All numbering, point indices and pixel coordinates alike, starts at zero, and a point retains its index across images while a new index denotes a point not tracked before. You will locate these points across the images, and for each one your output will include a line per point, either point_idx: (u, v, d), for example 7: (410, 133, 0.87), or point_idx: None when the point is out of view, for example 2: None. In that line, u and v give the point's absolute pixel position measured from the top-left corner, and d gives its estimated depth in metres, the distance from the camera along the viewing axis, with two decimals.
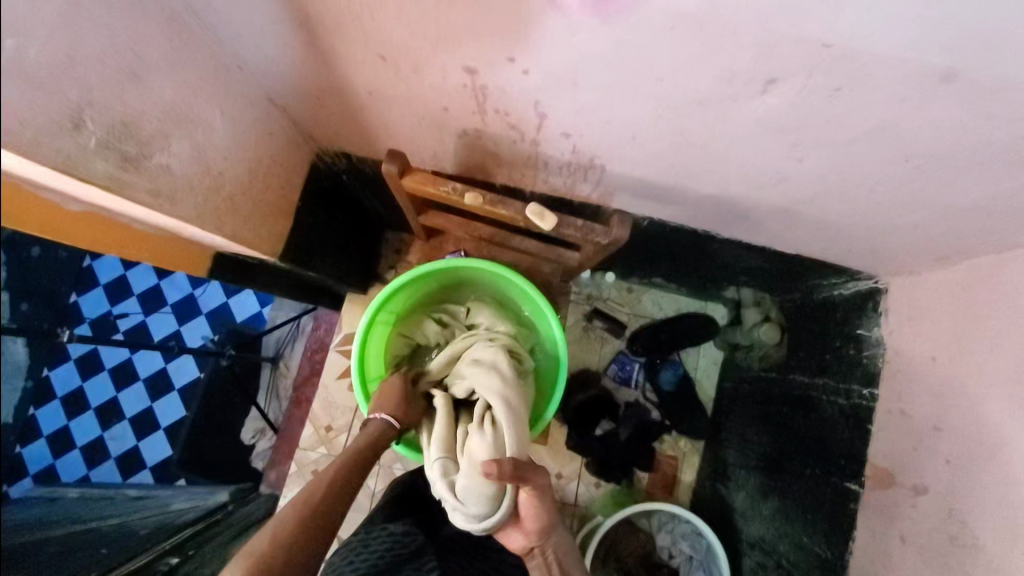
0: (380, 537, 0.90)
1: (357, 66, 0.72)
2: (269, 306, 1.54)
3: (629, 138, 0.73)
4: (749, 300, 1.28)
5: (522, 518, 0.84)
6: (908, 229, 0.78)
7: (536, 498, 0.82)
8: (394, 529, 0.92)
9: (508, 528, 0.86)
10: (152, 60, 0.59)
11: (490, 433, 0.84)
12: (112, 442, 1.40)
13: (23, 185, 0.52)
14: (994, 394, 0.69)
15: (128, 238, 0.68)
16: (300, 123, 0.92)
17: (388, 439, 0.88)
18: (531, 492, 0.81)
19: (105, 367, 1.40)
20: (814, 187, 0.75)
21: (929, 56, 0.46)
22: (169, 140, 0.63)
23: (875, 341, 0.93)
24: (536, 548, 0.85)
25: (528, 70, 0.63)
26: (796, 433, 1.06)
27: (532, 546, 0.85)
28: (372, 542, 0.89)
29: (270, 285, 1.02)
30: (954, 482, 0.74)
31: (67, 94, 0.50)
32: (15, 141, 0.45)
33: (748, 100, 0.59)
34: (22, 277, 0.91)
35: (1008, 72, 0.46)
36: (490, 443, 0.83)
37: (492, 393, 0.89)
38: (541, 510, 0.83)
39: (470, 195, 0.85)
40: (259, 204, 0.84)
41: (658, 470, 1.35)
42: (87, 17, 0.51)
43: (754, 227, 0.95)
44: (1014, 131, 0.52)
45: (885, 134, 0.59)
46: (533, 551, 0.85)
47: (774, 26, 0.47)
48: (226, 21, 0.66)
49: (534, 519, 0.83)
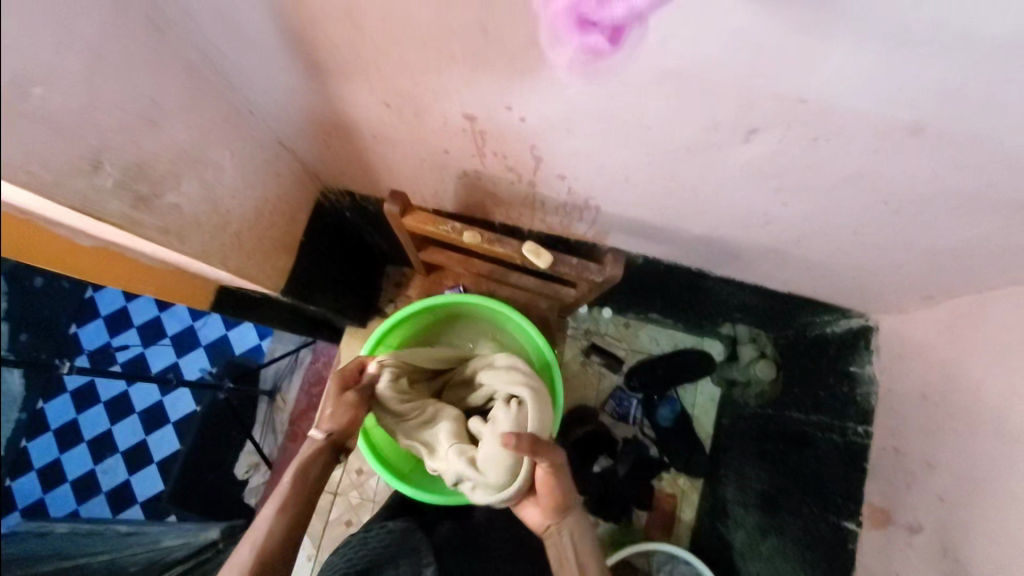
0: (377, 533, 0.91)
1: (362, 112, 0.76)
2: (268, 338, 1.57)
3: (622, 180, 0.76)
4: (744, 337, 1.27)
5: (538, 492, 0.82)
6: (893, 269, 0.80)
7: (555, 474, 0.80)
8: (391, 527, 0.93)
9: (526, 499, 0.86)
10: (169, 105, 0.63)
11: (512, 411, 0.87)
12: (103, 476, 1.34)
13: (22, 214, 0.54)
14: (983, 434, 0.70)
15: (135, 273, 0.71)
16: (306, 162, 0.96)
17: (318, 454, 0.83)
18: (548, 471, 0.80)
19: (101, 400, 1.41)
20: (801, 229, 0.77)
21: (900, 111, 0.49)
22: (180, 180, 0.65)
23: (868, 379, 0.95)
24: (552, 527, 0.84)
25: (525, 118, 0.66)
26: (792, 470, 1.06)
27: (549, 524, 0.84)
28: (371, 539, 0.89)
29: (269, 319, 1.04)
30: (949, 522, 0.74)
31: (87, 138, 0.52)
32: (33, 182, 0.48)
33: (733, 148, 0.62)
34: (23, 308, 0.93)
35: (973, 126, 0.49)
36: (509, 420, 0.86)
37: (510, 379, 0.92)
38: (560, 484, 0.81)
39: (469, 233, 0.87)
40: (264, 240, 0.87)
41: (657, 509, 1.34)
42: (110, 66, 0.54)
43: (745, 266, 0.97)
44: (985, 179, 0.55)
45: (863, 181, 0.62)
46: (550, 527, 0.84)
47: (754, 82, 0.50)
48: (240, 69, 0.70)
49: (552, 496, 0.82)
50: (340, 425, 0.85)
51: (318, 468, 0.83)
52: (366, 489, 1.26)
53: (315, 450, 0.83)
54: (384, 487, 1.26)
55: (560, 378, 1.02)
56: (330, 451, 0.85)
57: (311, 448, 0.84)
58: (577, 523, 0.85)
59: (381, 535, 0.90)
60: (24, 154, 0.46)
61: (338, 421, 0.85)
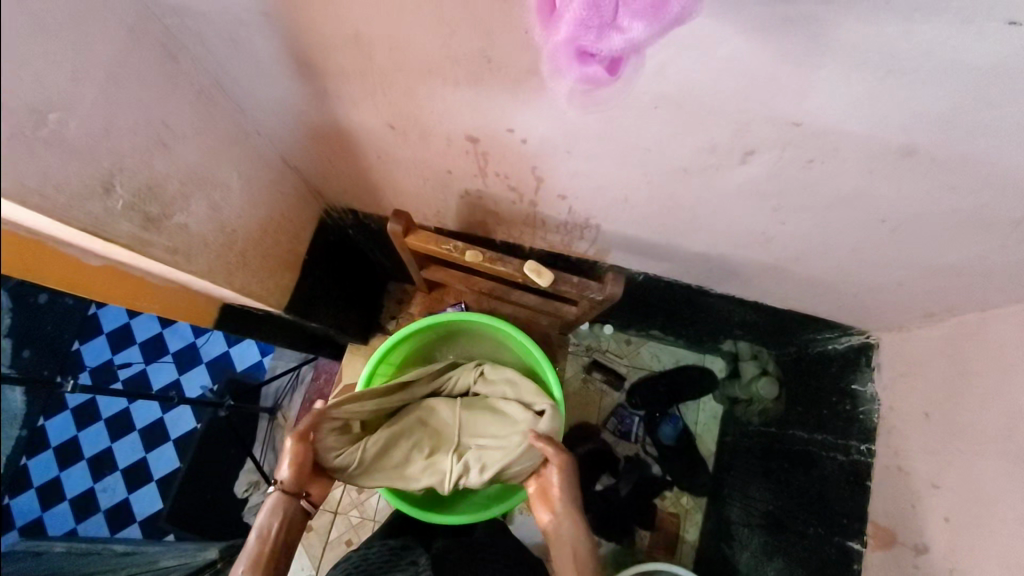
0: (376, 549, 0.93)
1: (367, 134, 0.77)
2: (269, 355, 1.58)
3: (622, 200, 0.78)
4: (746, 353, 1.29)
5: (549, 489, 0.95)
6: (893, 287, 0.81)
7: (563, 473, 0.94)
8: (392, 545, 0.95)
9: (536, 503, 0.97)
10: (180, 129, 0.64)
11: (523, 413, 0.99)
12: (102, 494, 1.35)
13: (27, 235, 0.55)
14: (987, 452, 0.70)
15: (143, 290, 0.72)
16: (311, 182, 0.97)
17: (282, 504, 0.88)
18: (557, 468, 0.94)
19: (102, 417, 1.39)
20: (800, 247, 0.78)
21: (893, 135, 0.51)
22: (189, 202, 0.66)
23: (869, 398, 0.95)
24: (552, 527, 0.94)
25: (526, 139, 0.68)
26: (798, 490, 1.05)
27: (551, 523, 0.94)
28: (371, 555, 0.91)
29: (273, 335, 1.04)
30: (954, 543, 0.73)
31: (100, 162, 0.54)
32: (49, 204, 0.49)
33: (730, 169, 0.63)
34: (25, 323, 0.93)
35: (965, 149, 0.50)
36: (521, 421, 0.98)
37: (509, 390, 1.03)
38: (566, 482, 0.95)
39: (470, 252, 0.88)
40: (268, 258, 0.88)
41: (659, 529, 1.33)
42: (125, 93, 0.56)
43: (744, 284, 0.98)
44: (978, 199, 0.56)
45: (858, 201, 0.63)
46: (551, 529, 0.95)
47: (750, 108, 0.52)
48: (249, 93, 0.72)
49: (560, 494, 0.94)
50: (293, 479, 0.88)
51: (280, 518, 0.87)
52: (366, 508, 1.25)
53: (273, 504, 0.87)
54: (384, 506, 1.25)
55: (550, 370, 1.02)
56: (289, 502, 0.88)
57: (270, 501, 0.88)
58: (575, 527, 0.93)
59: (381, 551, 0.92)
60: (42, 179, 0.48)
61: (290, 475, 0.87)
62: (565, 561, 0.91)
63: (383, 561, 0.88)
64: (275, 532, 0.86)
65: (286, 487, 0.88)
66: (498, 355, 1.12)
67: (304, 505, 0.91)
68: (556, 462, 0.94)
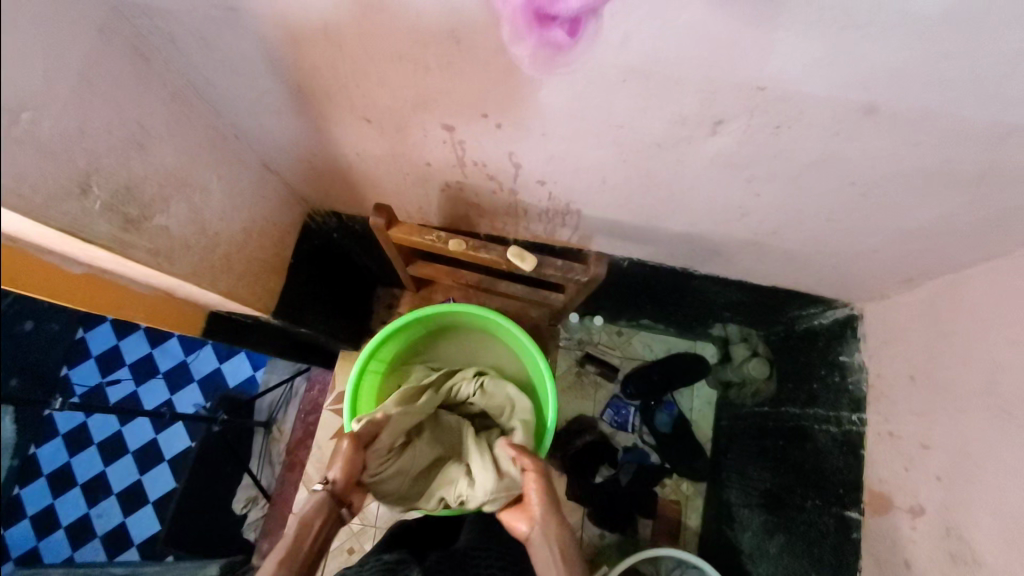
0: (372, 564, 0.89)
1: (345, 130, 0.78)
2: (263, 368, 1.53)
3: (600, 182, 0.79)
4: (736, 336, 1.31)
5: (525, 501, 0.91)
6: (870, 253, 0.83)
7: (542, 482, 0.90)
8: (386, 558, 0.91)
9: (513, 515, 0.92)
10: (156, 132, 0.65)
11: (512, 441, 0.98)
12: (99, 520, 1.37)
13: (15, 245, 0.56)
14: (972, 407, 0.72)
15: (129, 300, 0.73)
16: (291, 185, 0.98)
17: (331, 506, 0.85)
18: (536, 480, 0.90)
19: (94, 442, 1.40)
20: (775, 219, 0.80)
21: (853, 93, 0.52)
22: (168, 203, 0.67)
23: (857, 366, 0.96)
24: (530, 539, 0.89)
25: (500, 124, 0.68)
26: (794, 465, 1.06)
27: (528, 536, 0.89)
28: (364, 568, 0.89)
29: (255, 339, 1.01)
30: (947, 501, 0.74)
31: (76, 162, 0.54)
32: (25, 205, 0.49)
33: (701, 141, 0.64)
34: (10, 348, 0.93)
35: (922, 102, 0.52)
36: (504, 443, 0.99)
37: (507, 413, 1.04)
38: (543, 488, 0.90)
39: (454, 241, 0.88)
40: (253, 261, 0.88)
41: (661, 517, 1.33)
42: (97, 94, 0.56)
43: (727, 262, 1.00)
44: (940, 152, 0.58)
45: (826, 166, 0.65)
46: (533, 536, 0.88)
47: (714, 75, 0.53)
48: (223, 94, 0.73)
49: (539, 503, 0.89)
50: (344, 477, 0.86)
51: (321, 521, 0.84)
52: (366, 515, 1.24)
53: (317, 504, 0.84)
54: (385, 512, 1.25)
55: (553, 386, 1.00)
56: (331, 505, 0.85)
57: (314, 497, 0.85)
58: (556, 532, 0.88)
59: (375, 565, 0.88)
60: (16, 178, 0.48)
61: (341, 475, 0.85)
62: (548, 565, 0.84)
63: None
64: (317, 533, 0.83)
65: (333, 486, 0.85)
66: (494, 358, 1.12)
67: (342, 513, 0.88)
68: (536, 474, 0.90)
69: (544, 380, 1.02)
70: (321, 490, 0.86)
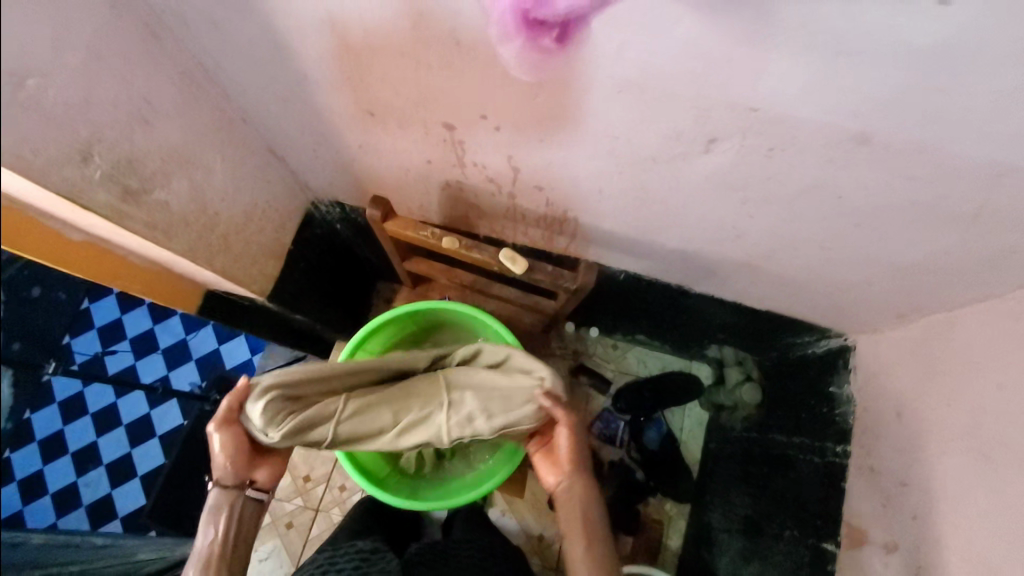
0: (344, 552, 0.89)
1: (349, 122, 0.79)
2: (259, 352, 1.44)
3: (597, 192, 0.79)
4: (731, 359, 1.28)
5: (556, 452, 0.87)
6: (863, 285, 0.82)
7: (572, 434, 0.86)
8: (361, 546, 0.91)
9: (544, 463, 0.88)
10: (163, 108, 0.66)
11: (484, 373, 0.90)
12: (87, 488, 1.20)
13: (18, 206, 0.56)
14: (950, 445, 0.71)
15: (125, 271, 0.72)
16: (296, 172, 0.99)
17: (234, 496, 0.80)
18: (568, 431, 0.86)
19: (89, 411, 1.21)
20: (769, 242, 0.80)
21: (844, 121, 0.53)
22: (170, 179, 0.69)
23: (845, 399, 0.96)
24: (559, 494, 0.85)
25: (500, 126, 0.69)
26: (775, 493, 1.04)
27: (558, 490, 0.86)
28: (338, 558, 0.87)
29: (260, 329, 1.04)
30: (921, 537, 0.73)
31: (79, 131, 0.56)
32: (26, 167, 0.51)
33: (695, 159, 0.65)
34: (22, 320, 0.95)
35: (912, 136, 0.52)
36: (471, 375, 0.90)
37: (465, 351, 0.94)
38: (577, 443, 0.86)
39: (447, 239, 0.90)
40: (252, 244, 0.89)
41: (643, 535, 1.31)
42: (106, 68, 0.58)
43: (722, 283, 1.00)
44: (929, 187, 0.58)
45: (818, 192, 0.65)
46: (559, 489, 0.86)
47: (706, 92, 0.54)
48: (233, 78, 0.74)
49: (570, 456, 0.85)
50: (230, 463, 0.78)
51: (228, 514, 0.79)
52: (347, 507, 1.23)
53: (216, 499, 0.79)
54: None
55: None
56: (233, 494, 0.80)
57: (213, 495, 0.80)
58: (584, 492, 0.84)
59: (350, 555, 0.88)
60: (18, 140, 0.49)
61: (223, 460, 0.78)
62: (570, 522, 0.81)
63: (353, 569, 0.84)
64: (224, 532, 0.78)
65: (228, 477, 0.79)
66: None
67: (253, 494, 0.81)
68: (568, 425, 0.85)
69: None
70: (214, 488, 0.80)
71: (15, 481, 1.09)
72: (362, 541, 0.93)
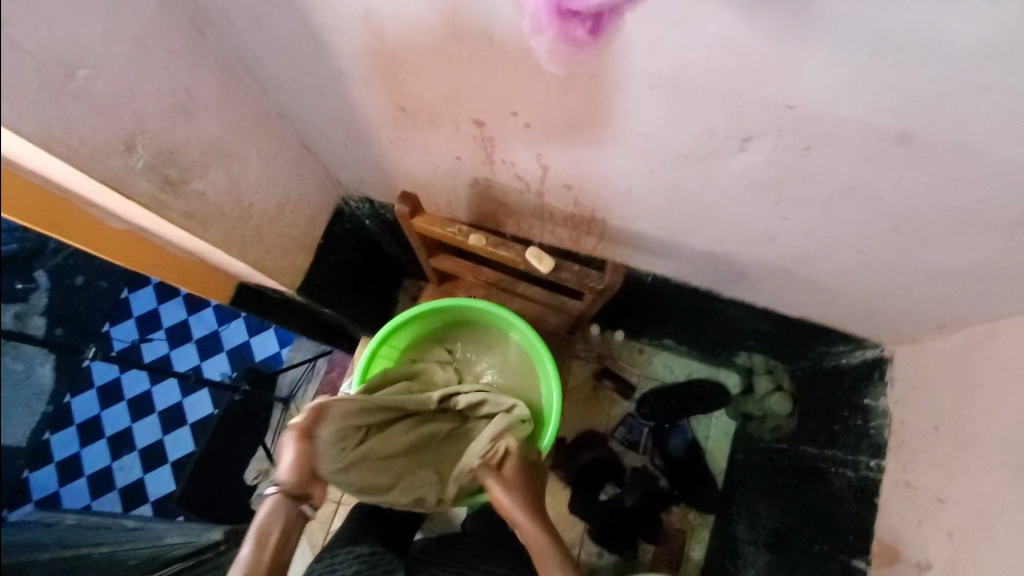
0: (343, 558, 0.90)
1: (380, 118, 0.80)
2: (287, 346, 1.53)
3: (625, 191, 0.78)
4: (760, 368, 1.24)
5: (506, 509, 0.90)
6: (903, 294, 0.79)
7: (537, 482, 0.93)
8: (360, 551, 0.92)
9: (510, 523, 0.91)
10: (202, 102, 0.68)
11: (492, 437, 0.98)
12: (120, 472, 1.19)
13: (63, 198, 0.59)
14: (992, 463, 0.68)
15: (162, 259, 0.74)
16: (327, 167, 1.01)
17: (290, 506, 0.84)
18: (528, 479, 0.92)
19: (123, 398, 1.20)
20: (803, 246, 0.77)
21: (886, 119, 0.51)
22: (207, 170, 0.71)
23: (880, 411, 0.92)
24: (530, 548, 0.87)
25: (529, 123, 0.69)
26: (805, 507, 1.01)
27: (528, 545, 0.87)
28: (336, 564, 0.89)
29: (291, 322, 1.06)
30: (956, 558, 0.70)
31: (124, 122, 0.58)
32: (74, 156, 0.53)
33: (728, 157, 0.63)
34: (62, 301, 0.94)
35: (959, 136, 0.50)
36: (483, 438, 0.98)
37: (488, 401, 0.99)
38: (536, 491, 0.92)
39: (474, 236, 0.90)
40: (283, 237, 0.91)
41: (665, 544, 1.28)
42: (152, 61, 0.60)
43: (753, 287, 0.97)
44: (976, 192, 0.55)
45: (857, 194, 0.62)
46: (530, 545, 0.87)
47: (742, 88, 0.53)
48: (271, 74, 0.76)
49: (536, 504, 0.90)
50: (292, 475, 0.82)
51: (280, 526, 0.84)
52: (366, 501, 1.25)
53: (273, 507, 0.84)
54: None
55: (558, 399, 1.00)
56: (287, 504, 0.84)
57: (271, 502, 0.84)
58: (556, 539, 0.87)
59: (350, 559, 0.89)
60: (65, 129, 0.51)
61: (290, 471, 0.82)
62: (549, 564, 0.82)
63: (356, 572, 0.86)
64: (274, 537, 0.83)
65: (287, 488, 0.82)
66: (507, 362, 1.10)
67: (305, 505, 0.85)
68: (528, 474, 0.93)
69: (552, 387, 1.03)
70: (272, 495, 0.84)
71: (86, 474, 1.11)
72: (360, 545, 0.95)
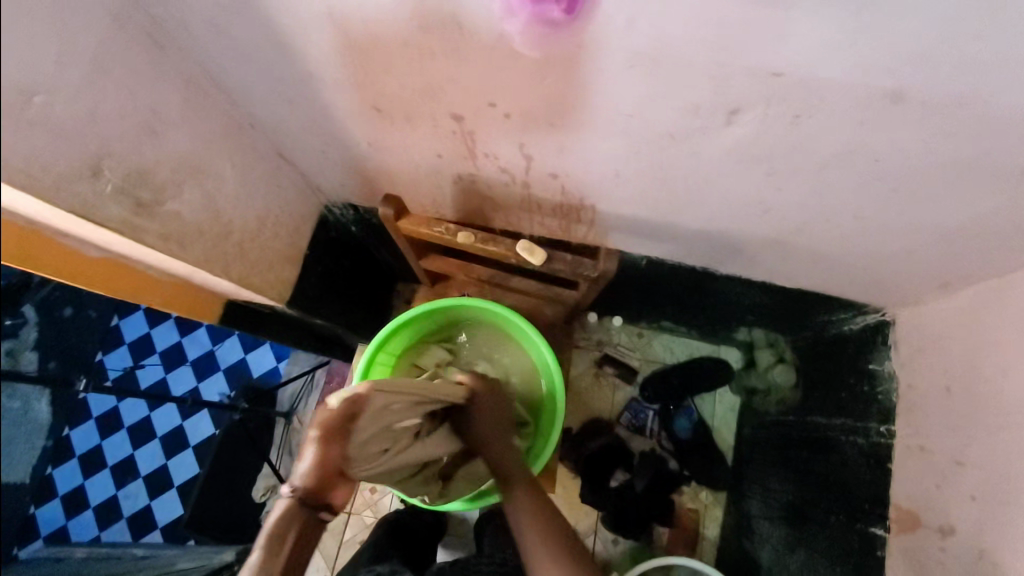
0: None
1: (357, 120, 0.78)
2: (285, 359, 1.41)
3: (612, 175, 0.76)
4: (762, 342, 1.23)
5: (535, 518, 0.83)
6: (903, 255, 0.78)
7: None
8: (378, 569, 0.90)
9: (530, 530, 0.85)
10: (169, 116, 0.66)
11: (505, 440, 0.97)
12: (125, 500, 1.26)
13: (31, 228, 0.56)
14: (1011, 420, 0.67)
15: (142, 285, 0.72)
16: (306, 175, 0.98)
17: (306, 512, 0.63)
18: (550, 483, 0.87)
19: (123, 425, 1.30)
20: (799, 216, 0.76)
21: (876, 80, 0.49)
22: (181, 189, 0.68)
23: (888, 374, 0.91)
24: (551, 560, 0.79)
25: (508, 114, 0.67)
26: (819, 477, 1.00)
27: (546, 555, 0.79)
28: None
29: (285, 337, 1.03)
30: (982, 520, 0.69)
31: (88, 145, 0.55)
32: (38, 186, 0.50)
33: (717, 132, 0.62)
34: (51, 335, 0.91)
35: (952, 89, 0.48)
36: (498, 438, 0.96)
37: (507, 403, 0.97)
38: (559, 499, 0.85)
39: (462, 234, 0.88)
40: (267, 250, 0.89)
41: (678, 526, 1.28)
42: (111, 79, 0.58)
43: (750, 262, 0.96)
44: (972, 144, 0.54)
45: (852, 158, 0.61)
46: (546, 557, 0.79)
47: (724, 60, 0.51)
48: (239, 84, 0.74)
49: None
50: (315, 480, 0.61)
51: (297, 531, 0.63)
52: (380, 508, 1.23)
53: (288, 512, 0.62)
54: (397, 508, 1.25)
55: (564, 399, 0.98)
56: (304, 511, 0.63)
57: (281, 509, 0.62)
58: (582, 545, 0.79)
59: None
60: (27, 159, 0.49)
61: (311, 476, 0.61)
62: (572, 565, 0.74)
63: None
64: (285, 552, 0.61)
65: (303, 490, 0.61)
66: (506, 358, 1.09)
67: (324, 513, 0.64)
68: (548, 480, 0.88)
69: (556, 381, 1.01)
70: (287, 497, 0.62)
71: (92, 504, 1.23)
72: (380, 565, 0.93)
